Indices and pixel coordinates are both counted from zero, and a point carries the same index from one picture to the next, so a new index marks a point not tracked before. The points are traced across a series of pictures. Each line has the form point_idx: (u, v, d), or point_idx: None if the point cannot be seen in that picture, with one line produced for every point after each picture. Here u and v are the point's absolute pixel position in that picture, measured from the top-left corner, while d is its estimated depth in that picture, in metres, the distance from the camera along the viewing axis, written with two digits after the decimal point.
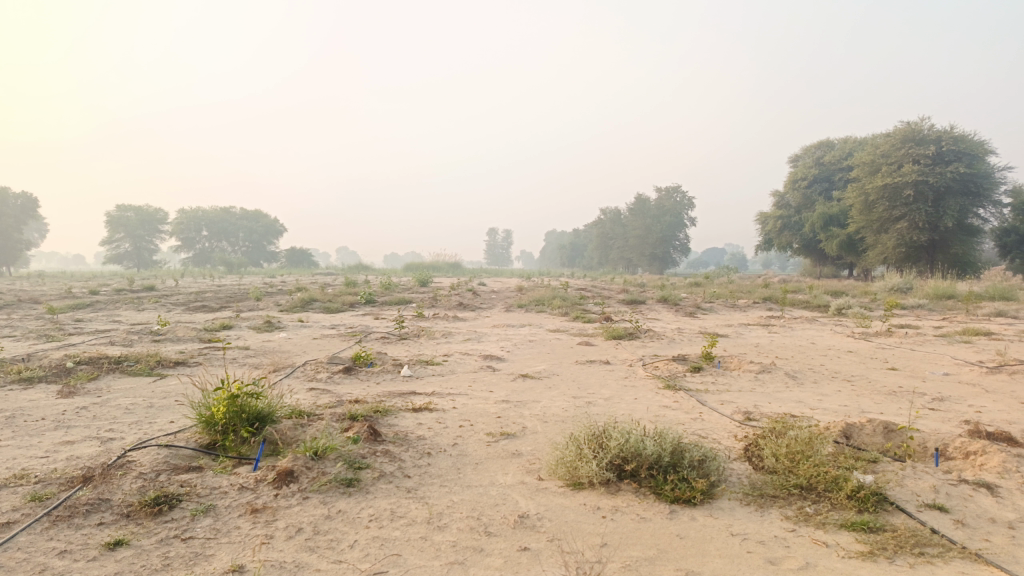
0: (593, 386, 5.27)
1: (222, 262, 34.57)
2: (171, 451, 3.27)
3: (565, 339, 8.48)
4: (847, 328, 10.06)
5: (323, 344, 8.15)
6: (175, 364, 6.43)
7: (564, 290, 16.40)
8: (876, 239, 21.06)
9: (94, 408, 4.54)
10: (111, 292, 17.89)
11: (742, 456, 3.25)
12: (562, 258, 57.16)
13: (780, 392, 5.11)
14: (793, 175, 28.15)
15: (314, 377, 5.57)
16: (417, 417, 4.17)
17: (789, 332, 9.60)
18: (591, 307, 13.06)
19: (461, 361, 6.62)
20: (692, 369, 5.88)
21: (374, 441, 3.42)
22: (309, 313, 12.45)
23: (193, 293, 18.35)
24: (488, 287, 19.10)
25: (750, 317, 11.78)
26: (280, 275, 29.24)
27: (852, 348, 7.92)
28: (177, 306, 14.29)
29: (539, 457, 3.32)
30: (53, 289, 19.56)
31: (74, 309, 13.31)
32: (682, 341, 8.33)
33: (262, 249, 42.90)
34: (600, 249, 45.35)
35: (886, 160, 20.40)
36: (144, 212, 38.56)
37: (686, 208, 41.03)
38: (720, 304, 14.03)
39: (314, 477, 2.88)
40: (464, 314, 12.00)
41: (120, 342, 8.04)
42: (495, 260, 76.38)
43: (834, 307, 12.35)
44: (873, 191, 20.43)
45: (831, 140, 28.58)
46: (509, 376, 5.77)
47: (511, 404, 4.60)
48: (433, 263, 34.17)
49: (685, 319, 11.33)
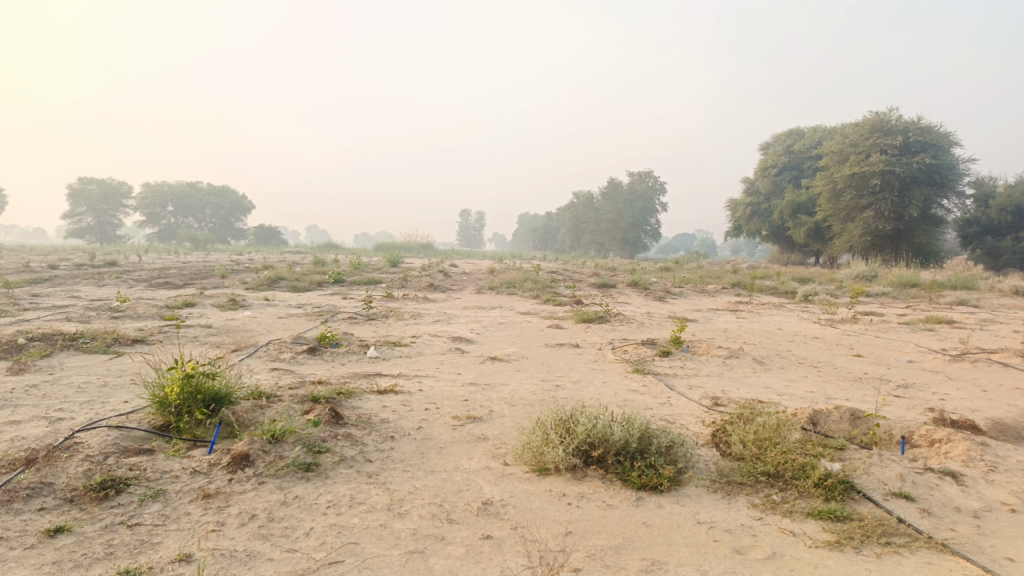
0: (562, 369, 5.22)
1: (188, 239, 33.90)
2: (122, 432, 3.13)
3: (534, 322, 8.43)
4: (814, 314, 10.17)
5: (289, 323, 7.99)
6: (133, 342, 6.24)
7: (535, 272, 16.35)
8: (843, 227, 21.32)
9: (44, 386, 4.36)
10: (71, 267, 17.42)
11: (709, 442, 3.22)
12: (534, 241, 57.14)
13: (748, 378, 5.12)
14: (763, 162, 28.36)
15: (278, 357, 5.44)
16: (382, 399, 4.08)
17: (758, 318, 9.67)
18: (562, 290, 13.04)
19: (429, 342, 6.53)
20: (661, 353, 5.87)
21: (336, 424, 3.33)
22: (276, 291, 12.24)
23: (156, 269, 17.95)
24: (459, 268, 18.97)
25: (719, 302, 11.86)
26: (248, 252, 28.76)
27: (818, 334, 7.99)
28: (140, 282, 13.95)
29: (505, 442, 3.25)
30: (9, 263, 18.99)
31: (32, 283, 12.91)
32: (652, 325, 8.34)
33: (230, 226, 42.14)
34: (572, 233, 45.42)
35: (855, 149, 20.61)
36: (107, 186, 37.56)
37: (658, 193, 41.23)
38: (689, 289, 14.11)
39: (271, 461, 2.78)
40: (434, 295, 11.90)
41: (77, 318, 7.80)
42: (467, 241, 76.14)
43: (801, 294, 12.50)
44: (841, 180, 20.64)
45: (802, 128, 28.83)
46: (478, 358, 5.70)
47: (478, 387, 4.53)
48: (404, 243, 33.88)
49: (655, 303, 11.36)
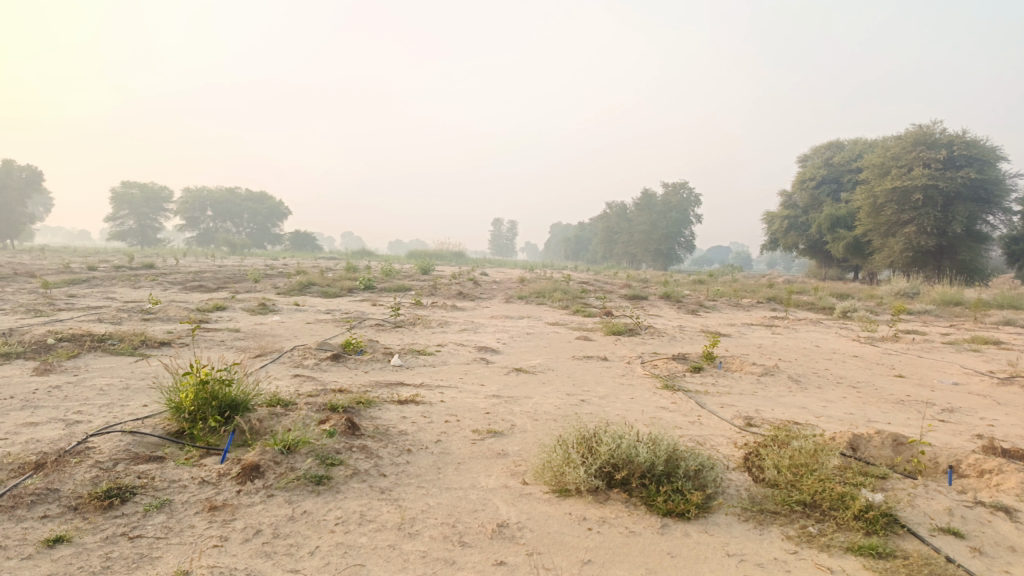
0: (588, 383, 5.07)
1: (226, 243, 34.42)
2: (136, 438, 3.07)
3: (563, 333, 8.29)
4: (852, 331, 9.86)
5: (316, 329, 7.97)
6: (160, 344, 6.24)
7: (566, 283, 16.19)
8: (883, 243, 20.73)
9: (67, 388, 4.35)
10: (111, 269, 17.74)
11: (741, 465, 3.06)
12: (566, 251, 56.93)
13: (783, 397, 4.91)
14: (801, 174, 27.84)
15: (301, 363, 5.39)
16: (401, 409, 3.99)
17: (793, 334, 9.39)
18: (592, 301, 12.86)
19: (454, 352, 6.43)
20: (692, 368, 5.68)
21: (351, 435, 3.23)
22: (306, 297, 12.29)
23: (192, 272, 18.19)
24: (490, 277, 18.90)
25: (753, 317, 11.58)
26: (282, 257, 29.04)
27: (857, 353, 7.71)
28: (174, 285, 14.12)
29: (525, 459, 3.12)
30: (52, 264, 19.41)
31: (70, 284, 13.14)
32: (683, 339, 8.14)
33: (266, 231, 42.71)
34: (605, 243, 45.11)
35: (896, 162, 20.10)
36: (149, 190, 38.36)
37: (692, 205, 40.79)
38: (723, 303, 13.83)
39: (282, 472, 2.68)
40: (463, 303, 11.83)
41: (108, 320, 7.87)
42: (500, 250, 76.20)
43: (839, 310, 12.15)
44: (881, 194, 20.11)
45: (841, 141, 28.26)
46: (502, 369, 5.58)
47: (502, 399, 4.41)
48: (436, 251, 33.95)
49: (687, 317, 11.13)
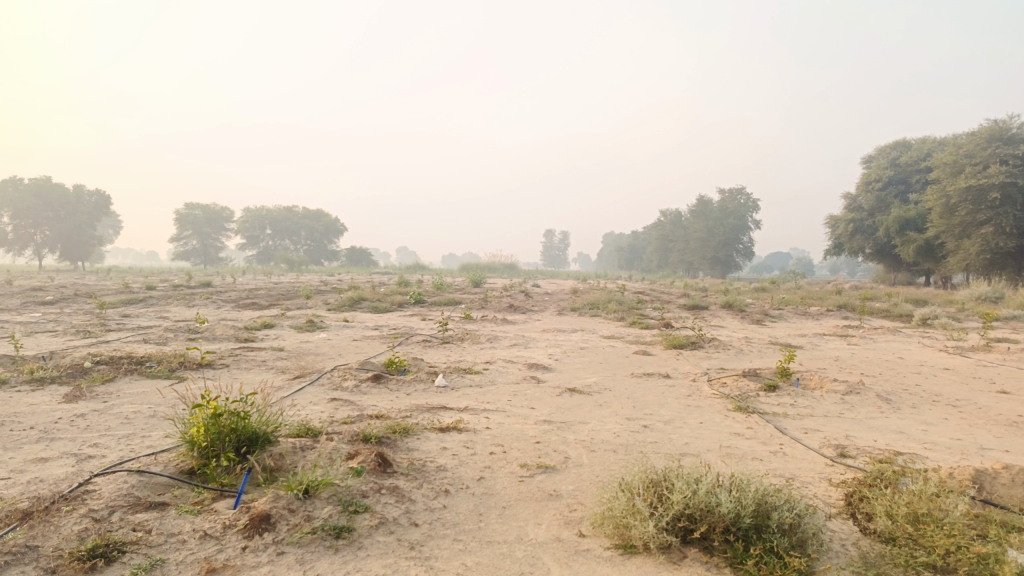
0: (651, 406, 4.58)
1: (284, 261, 34.89)
2: (143, 479, 2.75)
3: (619, 347, 7.78)
4: (937, 341, 9.05)
5: (361, 347, 7.66)
6: (198, 366, 6.01)
7: (621, 293, 15.61)
8: (957, 245, 19.38)
9: (91, 417, 4.09)
10: (168, 288, 18.01)
11: (844, 512, 2.54)
12: (621, 261, 56.06)
13: (874, 420, 4.32)
14: (865, 176, 26.60)
15: (340, 386, 5.05)
16: (442, 439, 3.58)
17: (872, 344, 8.67)
18: (650, 312, 12.27)
19: (503, 370, 6.00)
20: (766, 386, 5.13)
21: (381, 474, 2.83)
22: (356, 312, 12.10)
23: (246, 290, 18.28)
24: (541, 288, 18.50)
25: (825, 326, 10.86)
26: (338, 274, 29.14)
27: (948, 365, 6.97)
28: (227, 303, 14.13)
29: (582, 502, 2.68)
30: (113, 284, 19.86)
31: (126, 304, 13.28)
32: (752, 352, 7.55)
33: (323, 247, 43.20)
34: (660, 252, 44.12)
35: (970, 160, 18.96)
36: (211, 211, 39.27)
37: (751, 211, 39.58)
38: (789, 311, 13.08)
39: (296, 523, 2.29)
40: (514, 317, 11.45)
41: (153, 341, 7.73)
42: (552, 262, 75.80)
43: (918, 318, 11.28)
44: (954, 193, 18.83)
45: (908, 140, 27.06)
46: (555, 389, 5.12)
47: (555, 426, 3.96)
48: (489, 264, 33.68)
49: (752, 327, 10.45)
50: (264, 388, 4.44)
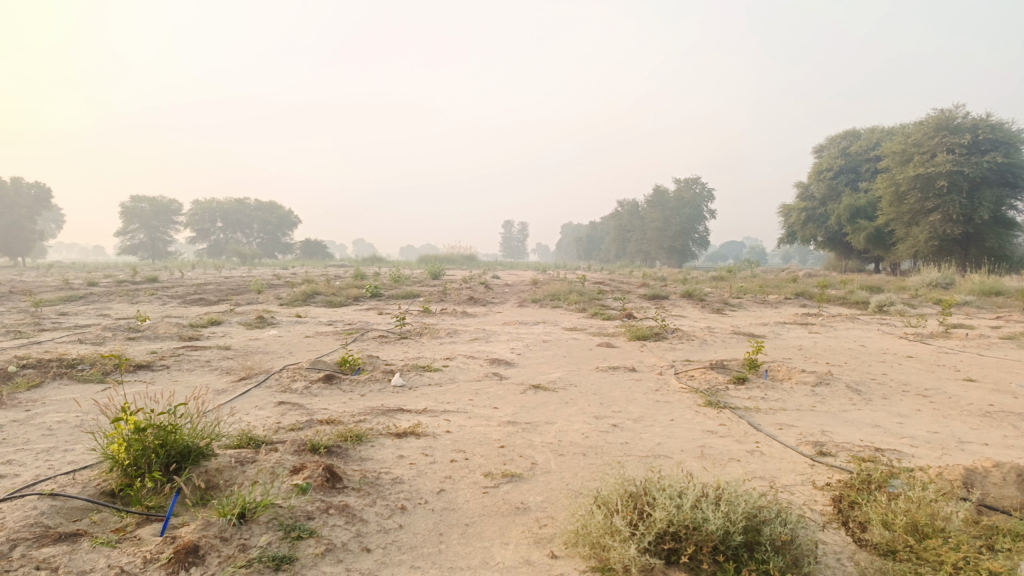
0: (619, 402, 4.38)
1: (236, 254, 33.91)
2: (56, 503, 2.41)
3: (582, 340, 7.58)
4: (896, 328, 9.09)
5: (313, 344, 7.31)
6: (136, 368, 5.60)
7: (581, 284, 15.43)
8: (907, 232, 19.73)
9: (8, 428, 3.69)
10: (111, 284, 17.23)
11: (833, 521, 2.35)
12: (579, 251, 56.15)
13: (847, 413, 4.18)
14: (817, 165, 26.97)
15: (289, 387, 4.73)
16: (398, 446, 3.31)
17: (833, 333, 8.64)
18: (611, 303, 12.13)
19: (464, 366, 5.74)
20: (735, 379, 4.97)
21: (329, 490, 2.55)
22: (309, 307, 11.68)
23: (194, 285, 17.59)
24: (500, 279, 18.26)
25: (784, 314, 10.87)
26: (292, 267, 28.43)
27: (911, 353, 6.95)
28: (174, 299, 13.55)
29: (553, 515, 2.45)
30: (51, 281, 18.95)
31: (65, 302, 12.61)
32: (716, 342, 7.43)
33: (277, 240, 42.19)
34: (618, 242, 44.26)
35: (918, 149, 19.27)
36: (158, 203, 37.91)
37: (707, 200, 39.94)
38: (748, 300, 13.10)
39: (229, 555, 2.00)
40: (474, 309, 11.18)
41: (90, 341, 7.25)
42: (511, 253, 75.67)
43: (875, 304, 11.38)
44: (903, 181, 19.13)
45: (858, 130, 27.50)
46: (518, 387, 4.88)
47: (520, 428, 3.71)
48: (447, 256, 33.24)
49: (714, 317, 10.38)
50: (204, 393, 4.09)
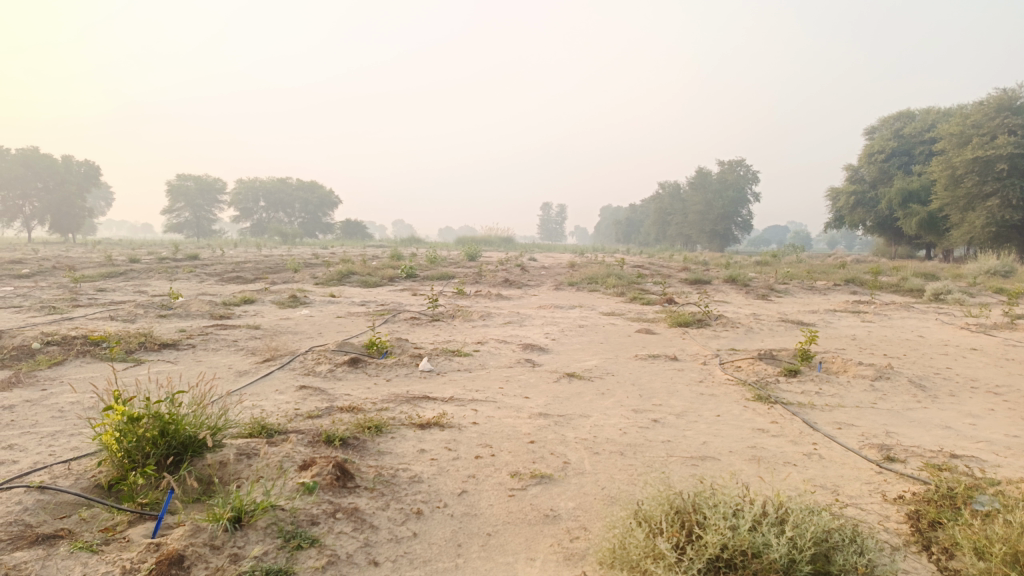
0: (660, 394, 4.07)
1: (278, 233, 34.19)
2: (44, 497, 2.22)
3: (620, 325, 7.26)
4: (955, 318, 8.55)
5: (343, 325, 7.12)
6: (161, 347, 5.46)
7: (620, 267, 15.02)
8: (962, 218, 18.82)
9: (19, 409, 3.55)
10: (153, 261, 17.38)
11: (911, 545, 2.03)
12: (618, 234, 55.43)
13: (912, 412, 3.81)
14: (867, 147, 25.98)
15: (312, 371, 4.52)
16: (420, 438, 3.06)
17: (888, 322, 8.15)
18: (651, 287, 11.73)
19: (495, 351, 5.48)
20: (786, 371, 4.61)
21: (338, 491, 2.31)
22: (343, 287, 11.56)
23: (233, 263, 17.65)
24: (538, 262, 17.95)
25: (834, 301, 10.37)
26: (331, 246, 28.52)
27: (976, 345, 6.49)
28: (212, 276, 13.58)
29: (586, 527, 2.18)
30: (95, 257, 19.26)
31: (106, 278, 12.73)
32: (763, 330, 7.04)
33: (318, 220, 42.44)
34: (657, 225, 43.47)
35: (977, 130, 18.33)
36: (203, 182, 38.36)
37: (750, 183, 38.96)
38: (795, 286, 12.58)
39: (217, 567, 1.77)
40: (509, 291, 10.91)
41: (121, 317, 7.19)
42: (550, 235, 75.21)
43: (931, 293, 10.80)
44: (960, 164, 18.23)
45: (912, 111, 26.36)
46: (552, 375, 4.60)
47: (553, 421, 3.43)
48: (485, 237, 32.99)
49: (758, 303, 9.94)
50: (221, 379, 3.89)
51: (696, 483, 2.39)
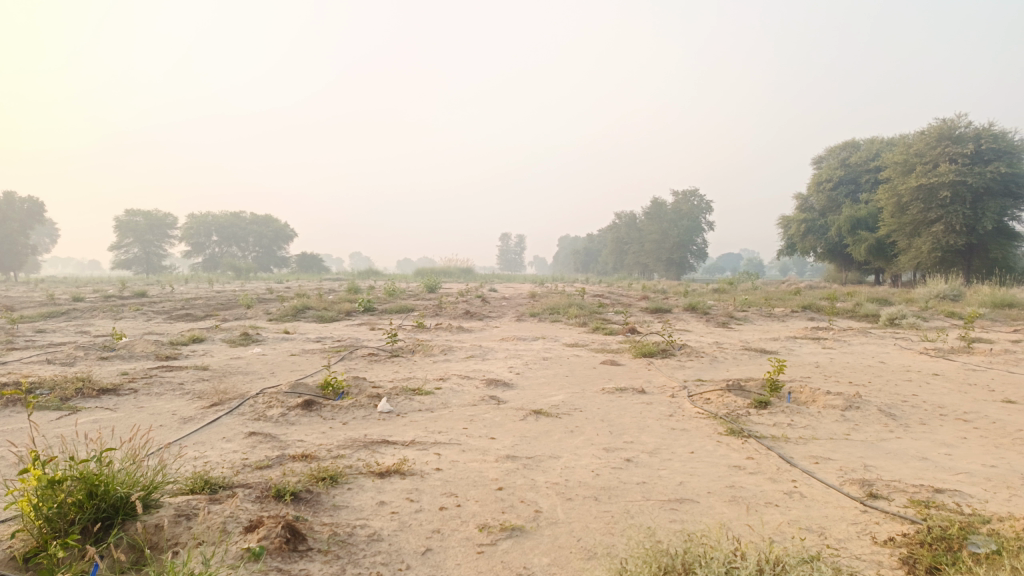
0: (631, 431, 3.92)
1: (231, 268, 33.44)
2: None
3: (584, 357, 7.11)
4: (912, 343, 8.64)
5: (297, 363, 6.83)
6: (101, 393, 5.10)
7: (580, 297, 14.97)
8: (909, 243, 19.32)
9: None
10: (98, 299, 16.72)
11: None
12: (577, 264, 55.76)
13: (887, 444, 3.73)
14: (816, 176, 26.63)
15: (264, 415, 4.25)
16: (380, 489, 2.84)
17: (849, 348, 8.19)
18: (612, 317, 11.67)
19: (458, 388, 5.27)
20: (756, 403, 4.51)
21: (289, 555, 2.08)
22: (299, 323, 11.21)
23: (182, 299, 17.09)
24: (499, 292, 17.82)
25: (793, 328, 10.43)
26: (287, 281, 27.93)
27: (937, 371, 6.51)
28: (160, 314, 13.08)
29: None
30: (36, 296, 18.44)
31: (46, 318, 12.14)
32: (727, 359, 6.98)
33: (273, 254, 41.70)
34: (615, 255, 43.83)
35: (920, 159, 18.88)
36: (153, 217, 37.38)
37: (704, 213, 39.65)
38: (754, 313, 12.66)
39: None
40: (470, 324, 10.71)
41: (59, 361, 6.78)
42: (508, 266, 75.36)
43: (886, 318, 10.95)
44: (905, 192, 18.74)
45: (857, 140, 27.17)
46: (518, 412, 4.42)
47: (521, 464, 3.24)
48: (444, 268, 32.76)
49: (719, 331, 9.93)
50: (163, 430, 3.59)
51: (683, 535, 2.23)
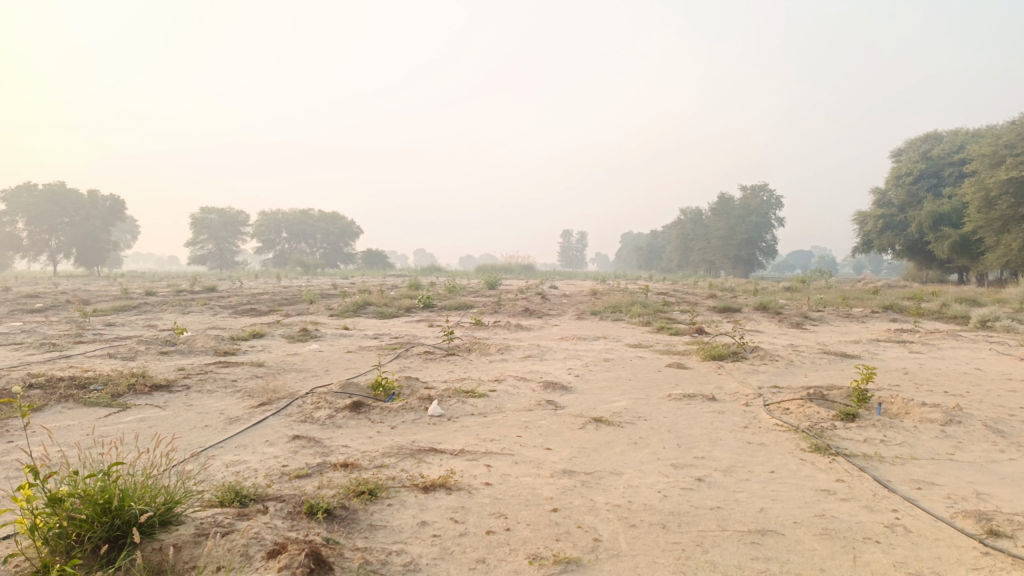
0: (702, 444, 3.55)
1: (299, 264, 34.22)
2: None
3: (649, 359, 6.72)
4: (1010, 348, 7.90)
5: (352, 361, 6.66)
6: (153, 389, 5.01)
7: (644, 295, 14.50)
8: (997, 240, 18.04)
9: None
10: (169, 293, 17.16)
11: None
12: (640, 261, 54.79)
13: (1000, 466, 3.24)
14: (894, 170, 25.26)
15: (310, 418, 4.05)
16: (423, 505, 2.58)
17: (939, 353, 7.53)
18: (678, 316, 11.18)
19: (514, 391, 4.98)
20: (842, 415, 4.07)
21: None
22: (358, 319, 11.16)
23: (249, 294, 17.37)
24: (560, 290, 17.45)
25: (874, 330, 9.74)
26: (350, 277, 28.19)
27: None
28: (226, 309, 13.28)
29: None
30: (114, 289, 19.11)
31: (117, 311, 12.44)
32: (805, 364, 6.47)
33: (339, 250, 42.39)
34: (680, 252, 42.80)
35: (1010, 150, 17.62)
36: (226, 214, 38.48)
37: (774, 208, 38.32)
38: (830, 313, 11.96)
39: None
40: (529, 322, 10.42)
41: (120, 356, 6.80)
42: (570, 263, 74.95)
43: (977, 319, 10.12)
44: (994, 186, 17.49)
45: (940, 132, 25.66)
46: (577, 419, 4.10)
47: (579, 481, 2.93)
48: (506, 265, 32.56)
49: (793, 332, 9.36)
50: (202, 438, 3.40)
51: None
